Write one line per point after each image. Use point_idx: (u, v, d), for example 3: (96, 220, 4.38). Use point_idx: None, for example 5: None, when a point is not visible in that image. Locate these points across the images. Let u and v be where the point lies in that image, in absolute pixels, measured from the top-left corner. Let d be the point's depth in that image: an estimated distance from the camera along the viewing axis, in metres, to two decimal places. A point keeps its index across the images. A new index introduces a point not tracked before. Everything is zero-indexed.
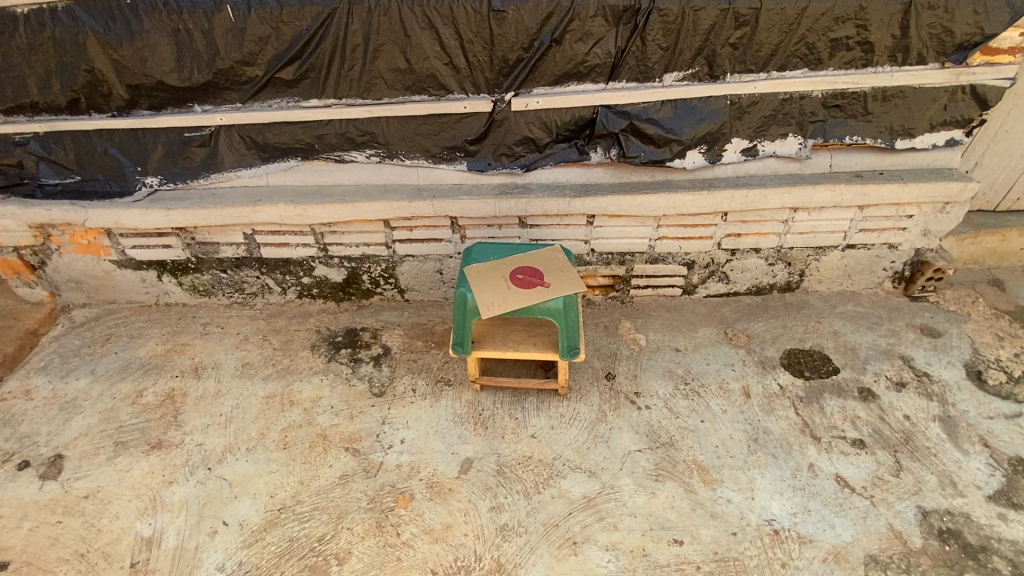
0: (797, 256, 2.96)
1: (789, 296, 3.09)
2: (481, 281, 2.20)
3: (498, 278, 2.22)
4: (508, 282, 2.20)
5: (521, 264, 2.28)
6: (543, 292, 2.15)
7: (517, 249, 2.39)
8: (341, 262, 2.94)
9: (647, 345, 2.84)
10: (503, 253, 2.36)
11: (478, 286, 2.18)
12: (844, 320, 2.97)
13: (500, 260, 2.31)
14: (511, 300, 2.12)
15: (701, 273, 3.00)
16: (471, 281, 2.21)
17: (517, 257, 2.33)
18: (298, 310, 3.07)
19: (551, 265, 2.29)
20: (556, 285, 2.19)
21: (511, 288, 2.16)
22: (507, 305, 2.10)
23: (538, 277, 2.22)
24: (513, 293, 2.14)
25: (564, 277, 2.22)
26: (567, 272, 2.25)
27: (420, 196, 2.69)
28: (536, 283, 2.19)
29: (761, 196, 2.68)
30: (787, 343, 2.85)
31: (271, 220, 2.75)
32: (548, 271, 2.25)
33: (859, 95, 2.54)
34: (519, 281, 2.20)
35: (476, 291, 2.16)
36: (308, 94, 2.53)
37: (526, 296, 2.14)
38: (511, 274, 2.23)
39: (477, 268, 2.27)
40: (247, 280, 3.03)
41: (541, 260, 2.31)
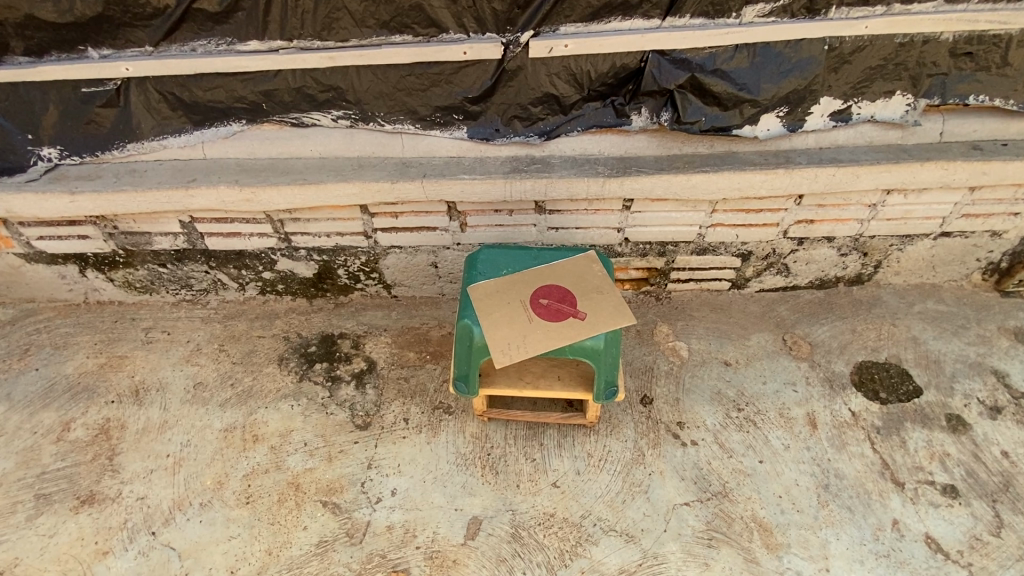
0: (878, 245, 2.39)
1: (858, 291, 2.56)
2: (491, 310, 1.66)
3: (515, 305, 1.69)
4: (529, 311, 1.67)
5: (546, 284, 1.74)
6: (578, 328, 1.63)
7: (538, 257, 1.83)
8: (309, 254, 2.33)
9: (690, 357, 2.33)
10: (519, 264, 1.81)
11: (487, 318, 1.65)
12: (924, 322, 2.47)
13: (516, 276, 1.77)
14: (536, 342, 1.60)
15: (757, 265, 2.43)
16: (478, 309, 1.67)
17: (538, 271, 1.78)
18: (261, 311, 2.51)
19: (585, 284, 1.74)
20: (595, 317, 1.66)
21: (534, 322, 1.64)
22: (529, 348, 1.59)
23: (570, 302, 1.69)
24: (538, 331, 1.62)
25: (605, 303, 1.69)
26: (609, 296, 1.71)
27: (406, 174, 2.03)
28: (568, 312, 1.66)
29: (852, 175, 2.06)
30: (857, 354, 2.36)
31: (212, 206, 2.10)
32: (582, 294, 1.71)
33: (1001, 40, 1.87)
34: (545, 311, 1.67)
35: (487, 326, 1.63)
36: (244, 33, 1.81)
37: (556, 333, 1.62)
38: (533, 300, 1.70)
39: (484, 287, 1.73)
40: (194, 275, 2.43)
41: (571, 277, 1.76)
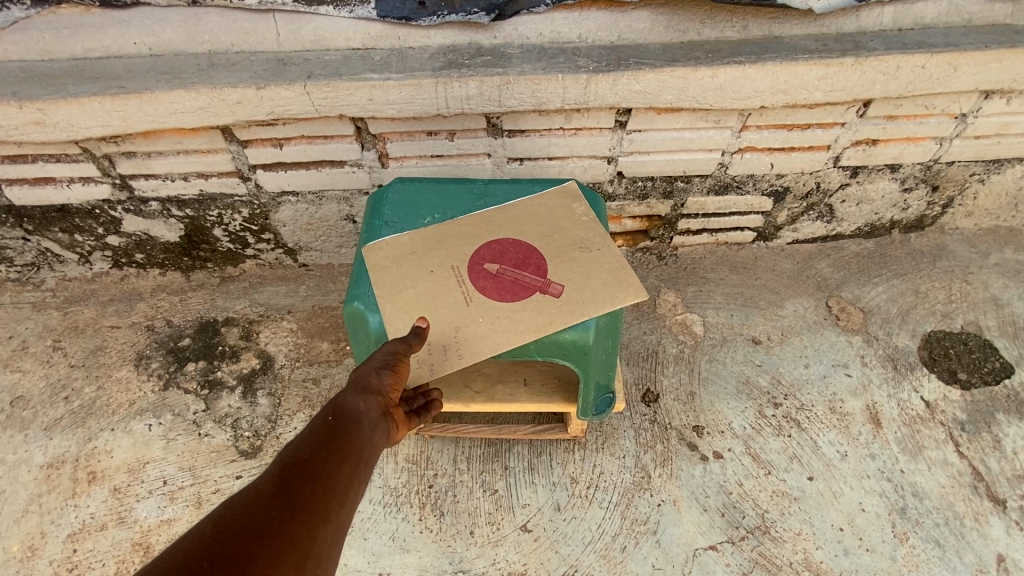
0: (954, 175, 1.78)
1: (917, 239, 1.97)
2: (411, 288, 1.09)
3: (451, 279, 1.11)
4: (474, 288, 1.10)
5: (499, 240, 1.16)
6: (551, 311, 1.07)
7: (487, 196, 1.24)
8: (165, 209, 1.62)
9: (706, 336, 1.73)
10: (458, 209, 1.21)
11: (406, 300, 1.07)
12: (1004, 278, 1.89)
13: (453, 230, 1.17)
14: (484, 338, 1.04)
15: (792, 208, 1.81)
16: (391, 285, 1.09)
17: (487, 222, 1.19)
18: (117, 291, 1.81)
19: (560, 240, 1.16)
20: (577, 292, 1.09)
21: (481, 305, 1.07)
22: (472, 348, 1.03)
23: (537, 270, 1.11)
24: (487, 319, 1.06)
25: (593, 270, 1.12)
26: (600, 258, 1.13)
27: (282, 76, 1.32)
28: (534, 285, 1.09)
29: (948, 68, 1.40)
30: (924, 322, 1.78)
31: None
32: (556, 256, 1.14)
33: None
34: (498, 285, 1.10)
35: (405, 314, 1.06)
36: None
37: (515, 320, 1.05)
38: (480, 267, 1.12)
39: (400, 250, 1.15)
40: (8, 243, 1.71)
41: (539, 227, 1.18)
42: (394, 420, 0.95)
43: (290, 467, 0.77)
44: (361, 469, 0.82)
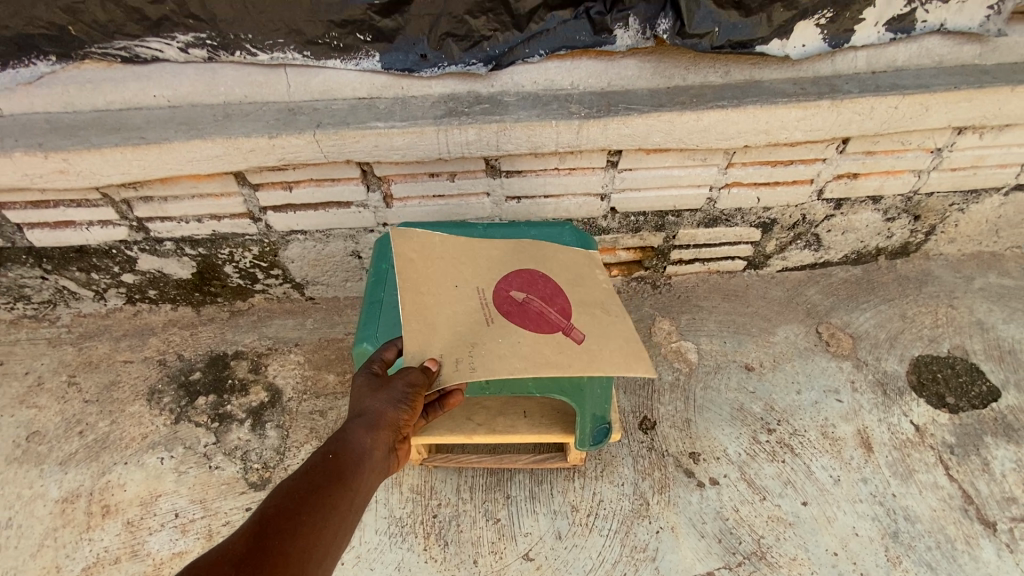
0: (934, 205, 1.86)
1: (903, 266, 2.03)
2: (439, 294, 1.17)
3: (475, 297, 1.18)
4: (497, 312, 1.16)
5: (528, 279, 1.25)
6: (565, 353, 1.09)
7: (517, 241, 1.34)
8: (178, 248, 1.69)
9: (701, 363, 1.78)
10: (492, 244, 1.31)
11: (431, 303, 1.14)
12: (988, 302, 1.95)
13: (487, 259, 1.28)
14: (498, 355, 1.07)
15: (780, 238, 1.89)
16: (420, 281, 1.17)
17: (518, 262, 1.29)
18: (130, 327, 1.88)
19: (587, 301, 1.22)
20: (594, 347, 1.11)
21: (501, 327, 1.13)
22: (485, 365, 1.05)
23: (560, 312, 1.17)
24: (504, 340, 1.10)
25: (609, 332, 1.14)
26: (617, 325, 1.16)
27: (293, 126, 1.40)
28: (555, 324, 1.15)
29: (919, 108, 1.49)
30: (911, 347, 1.83)
31: (14, 185, 1.45)
32: (579, 308, 1.19)
33: None
34: (519, 313, 1.17)
35: (426, 312, 1.13)
36: None
37: (531, 351, 1.09)
38: (507, 295, 1.20)
39: (435, 253, 1.24)
40: (27, 282, 1.78)
41: (566, 280, 1.27)
42: (386, 468, 0.95)
43: (268, 519, 0.76)
44: (342, 523, 0.82)
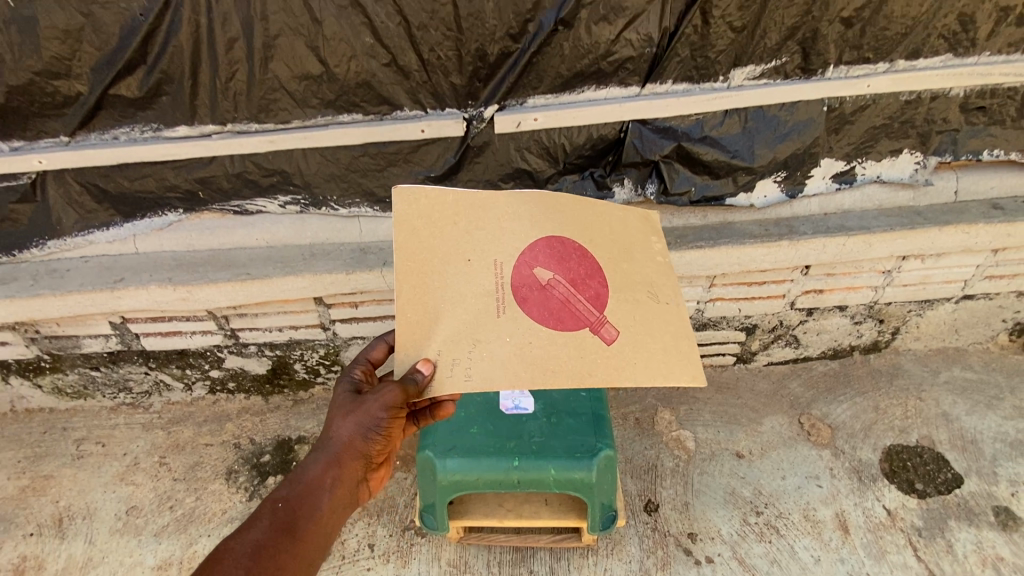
0: (895, 311, 2.16)
1: (876, 360, 2.31)
2: (445, 269, 1.02)
3: (489, 275, 1.02)
4: (513, 296, 1.00)
5: (558, 257, 1.04)
6: (592, 357, 0.95)
7: (547, 208, 1.11)
8: (260, 350, 2.07)
9: (697, 450, 2.05)
10: (517, 204, 1.10)
11: (435, 283, 1.00)
12: (953, 394, 2.20)
13: (505, 223, 1.07)
14: (500, 361, 0.94)
15: (763, 338, 2.20)
16: (422, 258, 1.02)
17: (546, 233, 1.07)
18: (210, 413, 2.22)
19: (639, 287, 1.04)
20: (632, 350, 0.96)
21: (512, 319, 0.98)
22: (483, 372, 0.93)
23: (595, 302, 1.01)
24: (513, 336, 0.96)
25: (657, 343, 0.98)
26: (665, 333, 0.99)
27: (363, 263, 1.80)
28: (583, 318, 0.99)
29: (863, 244, 1.84)
30: (884, 437, 2.08)
31: (144, 308, 1.85)
32: (620, 305, 1.01)
33: (1015, 92, 1.68)
34: (541, 297, 1.01)
35: (425, 294, 1.00)
36: (169, 119, 1.55)
37: (546, 356, 0.95)
38: (530, 272, 1.03)
39: (442, 211, 1.06)
40: (132, 378, 2.15)
41: (609, 259, 1.07)
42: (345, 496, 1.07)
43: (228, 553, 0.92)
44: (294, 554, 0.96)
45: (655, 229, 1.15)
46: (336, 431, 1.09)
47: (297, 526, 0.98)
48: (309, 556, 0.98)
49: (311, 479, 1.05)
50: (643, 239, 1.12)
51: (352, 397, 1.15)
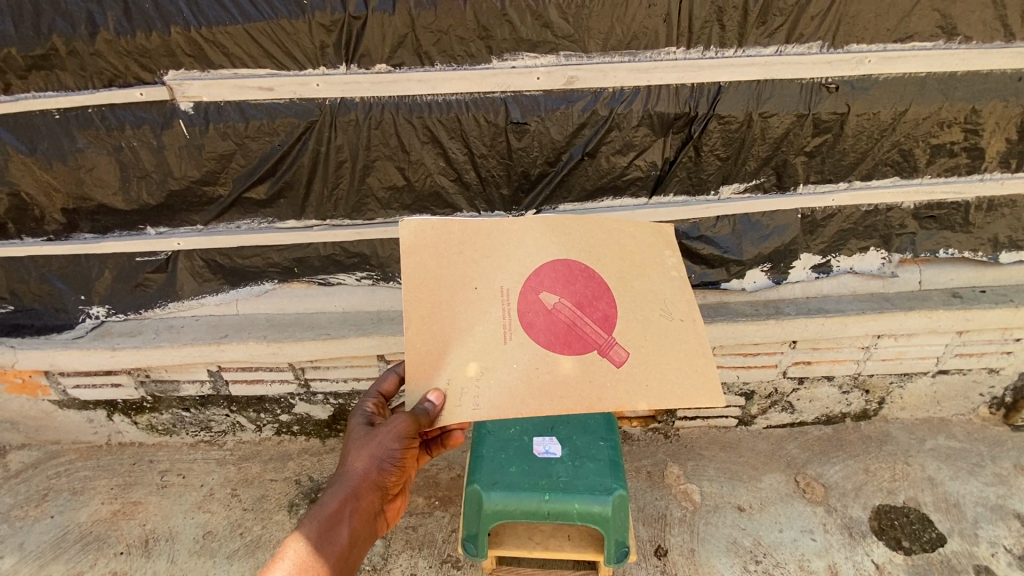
0: (878, 383, 2.45)
1: (866, 427, 2.55)
2: (455, 296, 1.22)
3: (497, 302, 1.22)
4: (520, 321, 1.20)
5: (564, 279, 1.24)
6: (599, 376, 1.18)
7: (556, 233, 1.28)
8: (325, 398, 2.45)
9: (703, 503, 2.30)
10: (524, 231, 1.28)
11: (447, 313, 1.20)
12: (938, 460, 2.42)
13: (509, 249, 1.25)
14: (507, 384, 1.16)
15: (760, 403, 2.49)
16: (432, 290, 1.21)
17: (552, 257, 1.26)
18: (274, 452, 2.56)
19: (647, 306, 1.25)
20: (638, 366, 1.19)
21: (521, 343, 1.18)
22: (498, 391, 1.15)
23: (597, 323, 1.21)
24: (521, 360, 1.18)
25: (661, 361, 1.20)
26: (675, 355, 1.21)
27: None
28: (590, 341, 1.19)
29: (840, 324, 2.18)
30: (873, 497, 2.30)
31: (239, 359, 2.26)
32: (623, 326, 1.22)
33: (959, 205, 2.04)
34: (548, 321, 1.21)
35: (438, 322, 1.20)
36: (284, 214, 2.01)
37: (552, 377, 1.17)
38: (537, 297, 1.22)
39: (446, 241, 1.25)
40: (214, 418, 2.54)
41: (614, 277, 1.27)
42: (360, 526, 1.27)
43: None
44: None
45: (668, 244, 1.35)
46: (348, 469, 1.30)
47: (318, 567, 1.17)
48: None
49: (329, 515, 1.24)
50: (655, 255, 1.32)
51: (364, 431, 1.35)
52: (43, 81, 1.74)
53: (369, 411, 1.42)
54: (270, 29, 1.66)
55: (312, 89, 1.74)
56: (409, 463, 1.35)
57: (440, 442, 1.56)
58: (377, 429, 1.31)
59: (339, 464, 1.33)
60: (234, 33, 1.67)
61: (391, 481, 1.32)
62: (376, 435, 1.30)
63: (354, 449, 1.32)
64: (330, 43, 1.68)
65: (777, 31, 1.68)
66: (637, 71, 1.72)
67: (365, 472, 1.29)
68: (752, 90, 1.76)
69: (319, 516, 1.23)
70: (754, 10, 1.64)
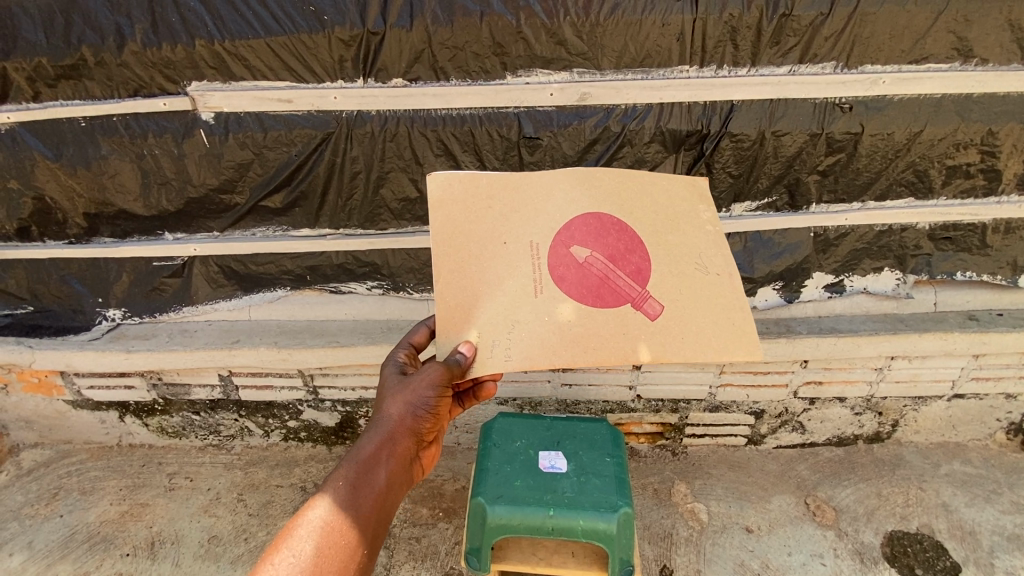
0: (891, 405, 2.41)
1: (879, 450, 2.50)
2: (484, 250, 1.25)
3: (527, 255, 1.25)
4: (551, 275, 1.23)
5: (595, 233, 1.25)
6: (632, 329, 1.19)
7: (586, 187, 1.30)
8: (333, 406, 2.47)
9: (710, 523, 2.27)
10: (553, 184, 1.30)
11: (476, 267, 1.24)
12: (953, 486, 2.36)
13: (538, 203, 1.29)
14: (538, 334, 1.19)
15: (770, 423, 2.46)
16: (459, 244, 1.25)
17: (582, 210, 1.28)
18: (281, 458, 2.58)
19: (681, 261, 1.25)
20: (671, 321, 1.19)
21: (551, 297, 1.22)
22: (529, 344, 1.19)
23: (631, 277, 1.22)
24: (553, 311, 1.21)
25: (697, 314, 1.19)
26: (713, 308, 1.21)
27: None
28: (622, 295, 1.21)
29: (853, 344, 2.15)
30: (885, 522, 2.25)
31: (250, 364, 2.29)
32: (656, 279, 1.22)
33: (976, 227, 2.02)
34: (579, 275, 1.23)
35: (468, 276, 1.24)
36: (298, 223, 2.04)
37: (583, 329, 1.20)
38: (567, 251, 1.24)
39: (474, 195, 1.29)
40: (223, 422, 2.56)
41: (646, 230, 1.27)
42: (397, 471, 1.25)
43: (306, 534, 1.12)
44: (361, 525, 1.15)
45: (703, 197, 1.34)
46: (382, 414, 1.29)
47: (357, 509, 1.16)
48: (371, 532, 1.16)
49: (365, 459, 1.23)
50: (691, 209, 1.32)
51: (397, 378, 1.35)
52: (71, 89, 1.80)
53: (401, 360, 1.41)
54: (291, 43, 1.70)
55: (329, 102, 1.78)
56: (443, 412, 1.34)
57: (473, 394, 1.53)
58: (411, 377, 1.31)
59: (373, 410, 1.32)
60: (256, 46, 1.71)
61: (426, 429, 1.32)
62: (410, 382, 1.29)
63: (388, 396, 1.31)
64: (348, 57, 1.72)
65: (790, 51, 1.68)
66: (649, 88, 1.74)
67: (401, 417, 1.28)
68: (765, 109, 1.77)
69: (356, 459, 1.22)
70: (767, 30, 1.64)
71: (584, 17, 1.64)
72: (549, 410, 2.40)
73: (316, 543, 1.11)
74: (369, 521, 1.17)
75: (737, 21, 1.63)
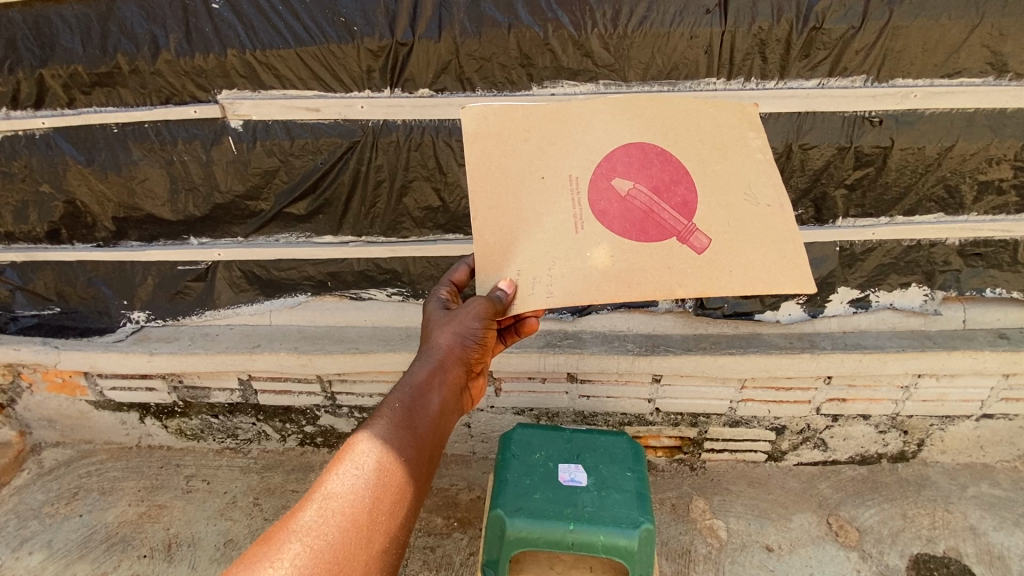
0: (917, 424, 2.36)
1: (904, 469, 2.44)
2: (523, 185, 1.26)
3: (567, 189, 1.25)
4: (592, 210, 1.23)
5: (638, 163, 1.25)
6: (679, 264, 1.20)
7: (627, 115, 1.28)
8: (350, 412, 2.48)
9: (729, 540, 2.22)
10: (593, 112, 1.29)
11: (514, 202, 1.25)
12: (981, 509, 2.29)
13: (577, 135, 1.28)
14: (581, 270, 1.20)
15: (792, 439, 2.41)
16: (497, 180, 1.26)
17: (624, 141, 1.26)
18: (297, 463, 2.58)
19: (730, 194, 1.24)
20: (718, 254, 1.20)
21: (593, 231, 1.22)
22: (568, 280, 1.20)
23: (676, 210, 1.22)
24: (596, 245, 1.21)
25: (746, 248, 1.20)
26: (762, 241, 1.20)
27: None
28: (667, 229, 1.21)
29: (879, 361, 2.11)
30: (911, 544, 2.19)
31: (270, 369, 2.30)
32: (702, 212, 1.22)
33: (1007, 243, 1.97)
34: (622, 208, 1.23)
35: (507, 214, 1.25)
36: (322, 230, 2.06)
37: (627, 263, 1.20)
38: (609, 184, 1.24)
39: (511, 127, 1.28)
40: (241, 426, 2.58)
41: (690, 162, 1.25)
42: (449, 399, 1.20)
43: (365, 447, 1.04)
44: (419, 442, 1.08)
45: (753, 124, 1.29)
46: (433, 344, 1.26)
47: (415, 427, 1.10)
48: (429, 451, 1.10)
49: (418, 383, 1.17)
50: (739, 137, 1.28)
51: (442, 315, 1.33)
52: (105, 96, 1.84)
53: (443, 298, 1.40)
54: (320, 53, 1.72)
55: (356, 111, 1.80)
56: (490, 346, 1.32)
57: (513, 331, 1.48)
58: (458, 310, 1.29)
59: (420, 345, 1.28)
60: (286, 56, 1.73)
61: (474, 360, 1.29)
62: (458, 315, 1.27)
63: (437, 328, 1.28)
64: (376, 67, 1.74)
65: (820, 64, 1.67)
66: None
67: (451, 347, 1.25)
68: (793, 122, 1.75)
69: (410, 382, 1.17)
70: (797, 43, 1.63)
71: (611, 29, 1.65)
72: (566, 420, 2.38)
73: (378, 456, 1.02)
74: (426, 441, 1.10)
75: (766, 34, 1.63)
